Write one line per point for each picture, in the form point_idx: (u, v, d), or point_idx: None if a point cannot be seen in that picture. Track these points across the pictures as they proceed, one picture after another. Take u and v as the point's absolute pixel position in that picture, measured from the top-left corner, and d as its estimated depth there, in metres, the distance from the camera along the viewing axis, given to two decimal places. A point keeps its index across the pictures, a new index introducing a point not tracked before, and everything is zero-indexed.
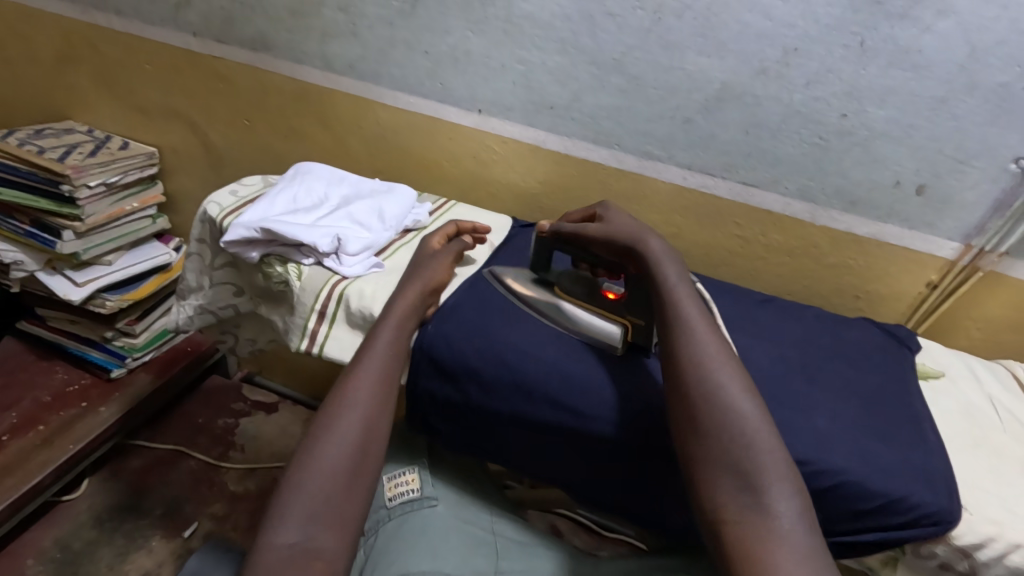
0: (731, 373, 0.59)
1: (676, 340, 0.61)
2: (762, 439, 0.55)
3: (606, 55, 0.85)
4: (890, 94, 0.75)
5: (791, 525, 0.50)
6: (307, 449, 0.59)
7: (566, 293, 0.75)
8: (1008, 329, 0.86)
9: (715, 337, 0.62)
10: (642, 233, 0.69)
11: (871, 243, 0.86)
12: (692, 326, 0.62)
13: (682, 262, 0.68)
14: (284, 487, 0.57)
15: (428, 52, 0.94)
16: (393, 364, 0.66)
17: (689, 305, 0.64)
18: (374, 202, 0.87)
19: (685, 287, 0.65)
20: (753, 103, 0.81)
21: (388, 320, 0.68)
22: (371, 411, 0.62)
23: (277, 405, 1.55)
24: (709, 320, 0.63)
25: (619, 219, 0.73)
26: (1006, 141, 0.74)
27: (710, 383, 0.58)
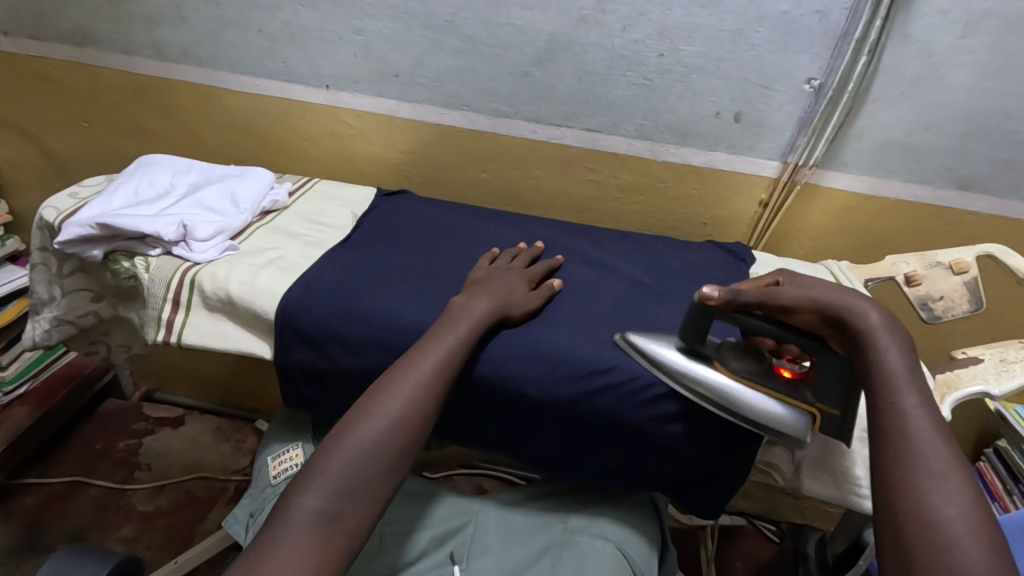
0: (976, 533, 0.44)
1: (898, 466, 0.49)
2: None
3: (437, 17, 0.86)
4: (695, 31, 0.82)
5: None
6: (354, 416, 0.57)
7: (730, 369, 0.63)
8: (832, 235, 0.97)
9: (960, 482, 0.48)
10: (851, 309, 0.59)
11: (707, 172, 0.94)
12: (925, 457, 0.49)
13: (914, 363, 0.56)
14: (319, 452, 0.55)
15: (262, 32, 0.92)
16: (454, 367, 0.61)
17: (925, 430, 0.51)
18: (226, 187, 0.85)
19: (922, 414, 0.52)
20: (580, 51, 0.86)
21: (460, 316, 0.65)
22: (416, 408, 0.58)
23: (183, 417, 1.48)
24: (956, 462, 0.49)
25: (810, 290, 0.61)
26: (797, 64, 0.82)
27: (931, 524, 0.45)
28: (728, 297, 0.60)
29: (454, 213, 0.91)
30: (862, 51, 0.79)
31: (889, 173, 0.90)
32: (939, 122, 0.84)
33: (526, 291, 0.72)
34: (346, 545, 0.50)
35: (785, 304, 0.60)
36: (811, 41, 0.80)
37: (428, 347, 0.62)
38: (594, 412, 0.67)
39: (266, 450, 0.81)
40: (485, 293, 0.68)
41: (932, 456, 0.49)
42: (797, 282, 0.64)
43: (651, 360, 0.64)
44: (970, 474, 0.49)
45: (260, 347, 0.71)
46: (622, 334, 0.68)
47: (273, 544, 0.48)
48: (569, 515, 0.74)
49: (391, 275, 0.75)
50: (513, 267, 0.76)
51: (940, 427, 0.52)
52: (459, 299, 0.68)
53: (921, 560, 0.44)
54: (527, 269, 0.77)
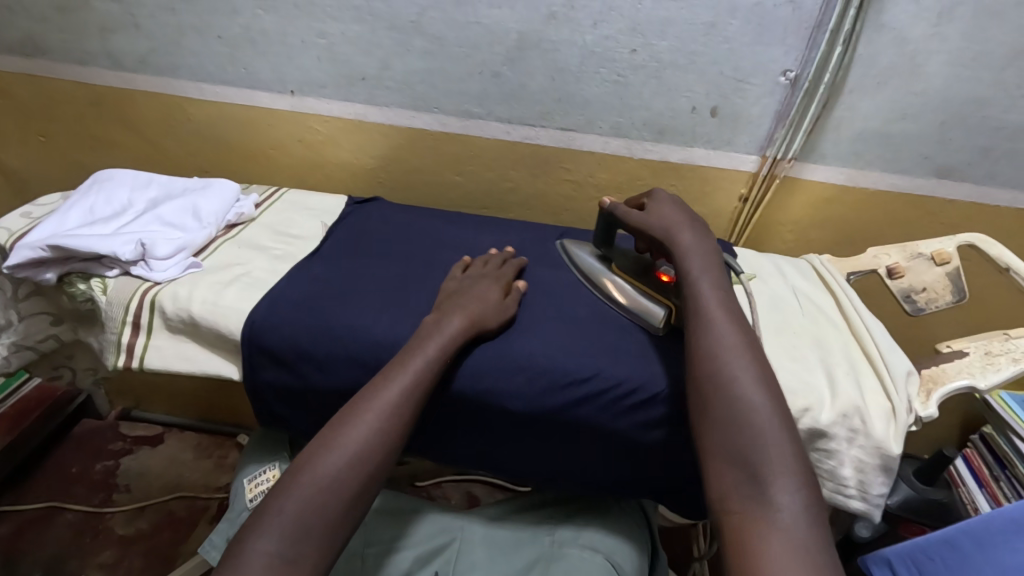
0: (749, 365, 0.54)
1: (695, 340, 0.57)
2: (775, 435, 0.49)
3: (402, 18, 0.83)
4: (668, 25, 0.80)
5: (795, 520, 0.44)
6: (314, 449, 0.54)
7: (619, 268, 0.76)
8: (812, 228, 0.96)
9: (737, 332, 0.57)
10: (673, 225, 0.67)
11: (686, 168, 0.92)
12: (716, 329, 0.57)
13: (714, 260, 0.64)
14: (276, 489, 0.52)
15: (221, 37, 0.89)
16: (421, 392, 0.59)
17: (715, 307, 0.59)
18: (188, 200, 0.81)
19: (715, 297, 0.60)
20: (551, 48, 0.83)
21: (430, 337, 0.62)
22: (380, 438, 0.55)
23: (161, 436, 1.44)
24: (744, 330, 0.57)
25: (666, 208, 0.70)
26: (772, 56, 0.80)
27: (723, 381, 0.53)
28: (615, 205, 0.73)
29: (429, 219, 0.88)
30: (836, 41, 0.78)
31: (867, 163, 0.89)
32: (916, 110, 0.83)
33: (499, 301, 0.69)
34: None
35: (634, 222, 0.70)
36: (785, 32, 0.78)
37: (394, 371, 0.59)
38: (574, 422, 0.65)
39: (242, 472, 0.77)
40: (459, 310, 0.66)
41: (722, 328, 0.57)
42: (662, 197, 0.72)
43: (570, 258, 0.81)
44: (751, 336, 0.57)
45: (228, 368, 0.69)
46: (563, 239, 0.85)
47: None
48: (556, 528, 0.72)
49: (361, 288, 0.72)
50: (487, 274, 0.73)
51: (725, 294, 0.61)
52: (432, 318, 0.66)
53: (715, 397, 0.53)
54: (504, 274, 0.74)
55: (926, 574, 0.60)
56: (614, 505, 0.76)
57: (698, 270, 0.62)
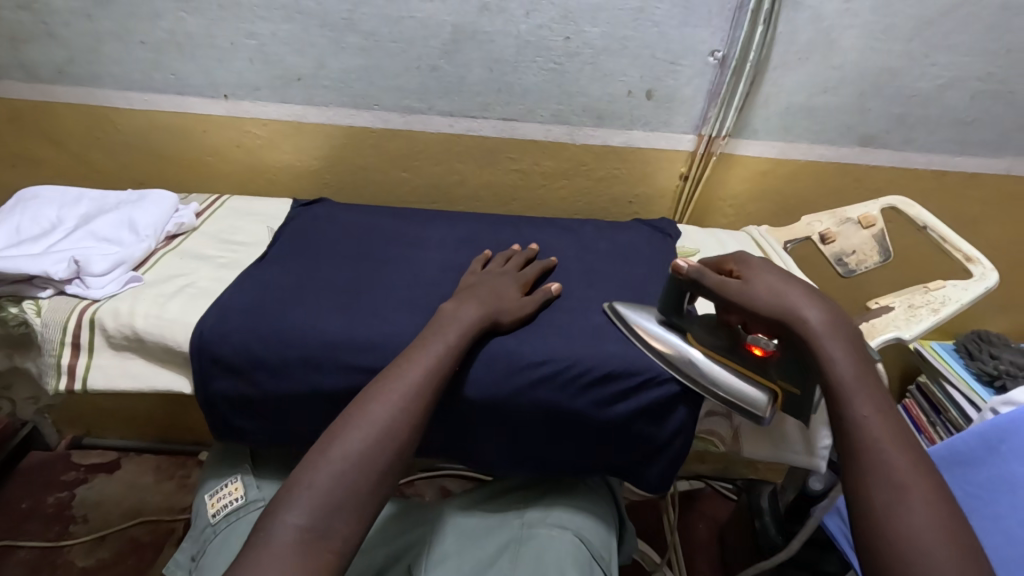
0: (942, 534, 0.44)
1: (856, 469, 0.50)
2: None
3: (333, 15, 0.82)
4: (598, 11, 0.81)
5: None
6: (344, 423, 0.54)
7: (699, 342, 0.66)
8: (750, 202, 1.01)
9: (922, 485, 0.47)
10: (796, 303, 0.59)
11: (626, 151, 0.95)
12: (882, 456, 0.49)
13: (861, 357, 0.56)
14: (304, 464, 0.52)
15: (145, 43, 0.86)
16: (444, 371, 0.60)
17: (882, 428, 0.51)
18: (122, 214, 0.78)
19: (879, 416, 0.52)
20: (486, 39, 0.84)
21: (448, 323, 0.63)
22: (405, 417, 0.55)
23: (119, 461, 1.38)
24: (916, 457, 0.49)
25: (781, 279, 0.61)
26: (699, 38, 0.83)
27: (902, 529, 0.45)
28: (698, 274, 0.62)
29: (378, 217, 0.88)
30: (758, 20, 0.81)
31: (797, 136, 0.93)
32: (836, 83, 0.87)
33: (517, 297, 0.70)
34: (332, 565, 0.47)
35: (736, 298, 0.60)
36: (711, 13, 0.81)
37: (419, 350, 0.60)
38: (532, 404, 0.66)
39: (202, 489, 0.75)
40: (472, 300, 0.67)
41: (891, 454, 0.49)
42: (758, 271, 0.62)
43: (626, 329, 0.69)
44: (928, 468, 0.49)
45: (177, 382, 0.67)
46: (610, 303, 0.73)
47: (254, 563, 0.45)
48: (525, 510, 0.74)
49: (312, 291, 0.71)
50: (505, 271, 0.74)
51: (905, 439, 0.51)
52: (449, 305, 0.67)
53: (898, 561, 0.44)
54: (521, 273, 0.75)
55: None
56: (578, 484, 0.78)
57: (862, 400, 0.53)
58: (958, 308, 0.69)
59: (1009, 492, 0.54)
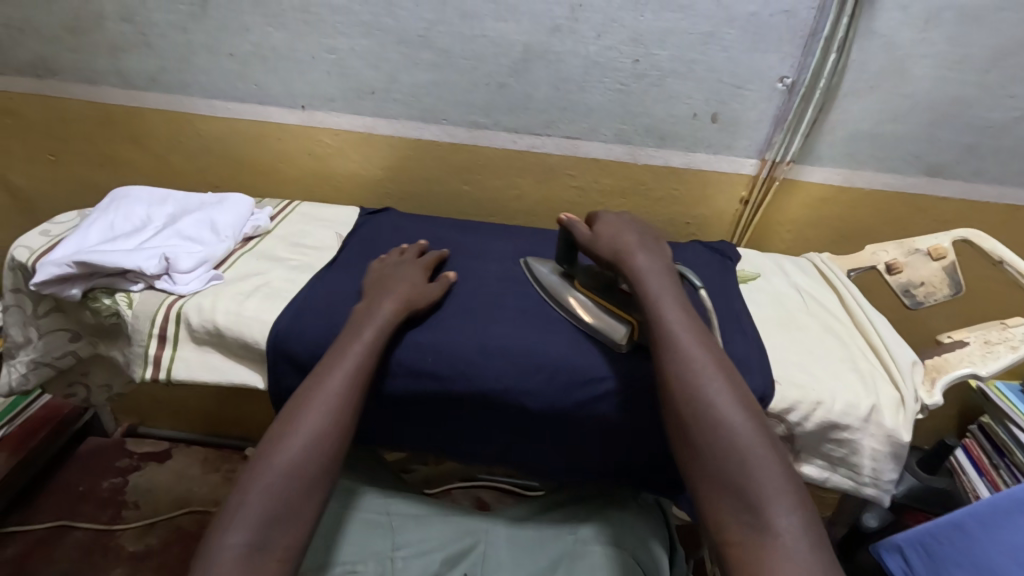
0: (730, 397, 0.56)
1: (667, 369, 0.58)
2: (765, 463, 0.52)
3: (410, 33, 0.86)
4: (668, 35, 0.83)
5: (796, 543, 0.48)
6: (265, 447, 0.57)
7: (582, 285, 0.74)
8: (810, 227, 1.00)
9: (711, 361, 0.58)
10: (628, 246, 0.68)
11: (687, 172, 0.95)
12: (688, 357, 0.58)
13: (673, 280, 0.66)
14: (234, 490, 0.55)
15: (232, 54, 0.91)
16: (360, 378, 0.62)
17: (684, 330, 0.60)
18: (204, 215, 0.83)
19: (683, 320, 0.61)
20: (555, 59, 0.86)
21: (365, 321, 0.65)
22: (331, 428, 0.59)
23: (169, 451, 1.43)
24: (712, 349, 0.60)
25: (623, 224, 0.72)
26: (769, 63, 0.84)
27: (711, 416, 0.55)
28: (568, 223, 0.73)
29: (440, 227, 0.90)
30: (830, 48, 0.81)
31: (862, 163, 0.92)
32: (905, 112, 0.86)
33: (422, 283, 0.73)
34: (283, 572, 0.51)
35: (586, 243, 0.71)
36: (781, 40, 0.82)
37: (332, 363, 0.62)
38: (592, 418, 0.67)
39: None
40: (389, 296, 0.68)
41: (691, 351, 0.59)
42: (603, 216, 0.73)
43: (533, 275, 0.79)
44: (718, 357, 0.60)
45: (253, 377, 0.70)
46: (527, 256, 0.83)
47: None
48: (578, 526, 0.74)
49: None
50: (404, 259, 0.77)
51: (693, 325, 0.61)
52: (364, 305, 0.68)
53: (696, 424, 0.55)
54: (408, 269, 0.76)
55: (932, 554, 0.64)
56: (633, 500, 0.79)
57: (661, 299, 0.63)
58: None
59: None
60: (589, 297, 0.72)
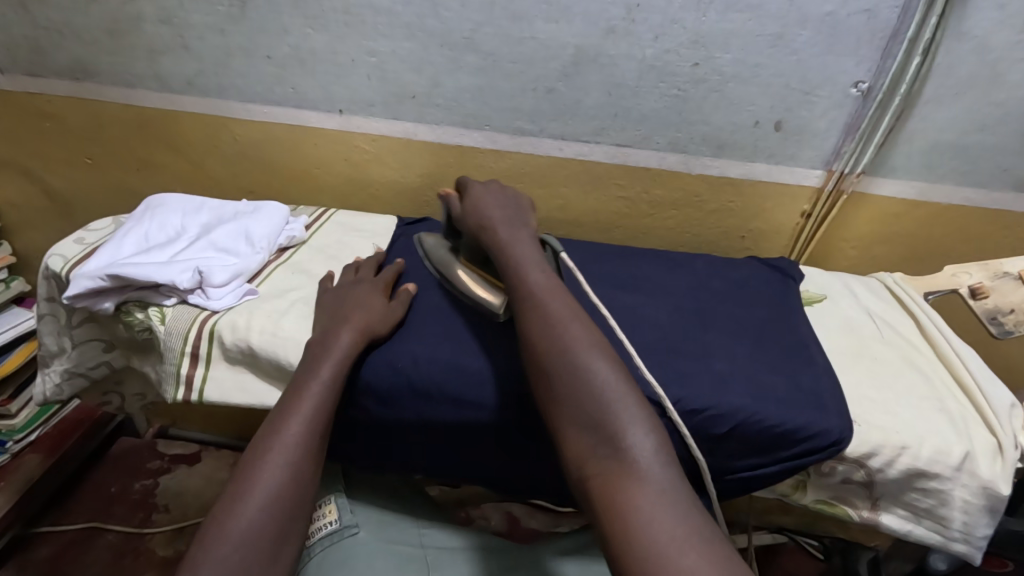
0: (588, 338, 0.55)
1: (530, 322, 0.57)
2: (626, 398, 0.51)
3: (454, 35, 0.81)
4: (733, 37, 0.76)
5: (651, 459, 0.47)
6: (223, 510, 0.52)
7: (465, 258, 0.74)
8: (878, 244, 0.92)
9: (568, 307, 0.58)
10: (492, 221, 0.68)
11: (745, 183, 0.89)
12: (549, 310, 0.57)
13: (534, 245, 0.66)
14: (186, 564, 0.49)
15: (269, 57, 0.87)
16: (322, 420, 0.59)
17: (545, 287, 0.60)
18: (239, 225, 0.80)
19: (545, 275, 0.61)
20: (609, 63, 0.81)
21: (324, 359, 0.61)
22: (291, 479, 0.55)
23: (199, 454, 1.37)
24: (569, 300, 0.59)
25: (489, 197, 0.72)
26: (843, 67, 0.77)
27: (569, 361, 0.53)
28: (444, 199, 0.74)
29: None
30: (915, 50, 0.74)
31: (941, 176, 0.84)
32: (994, 121, 0.78)
33: (382, 304, 0.68)
34: None
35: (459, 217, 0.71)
36: (858, 42, 0.75)
37: (293, 406, 0.58)
38: None
39: None
40: (348, 325, 0.64)
41: (548, 303, 0.58)
42: (475, 188, 0.73)
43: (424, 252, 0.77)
44: (573, 303, 0.59)
45: None
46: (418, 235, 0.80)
47: None
48: None
49: (418, 316, 0.69)
50: (360, 280, 0.72)
51: (552, 278, 0.61)
52: (320, 336, 0.64)
53: (558, 369, 0.53)
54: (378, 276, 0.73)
55: None
56: None
57: (522, 259, 0.63)
58: None
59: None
60: (469, 269, 0.71)
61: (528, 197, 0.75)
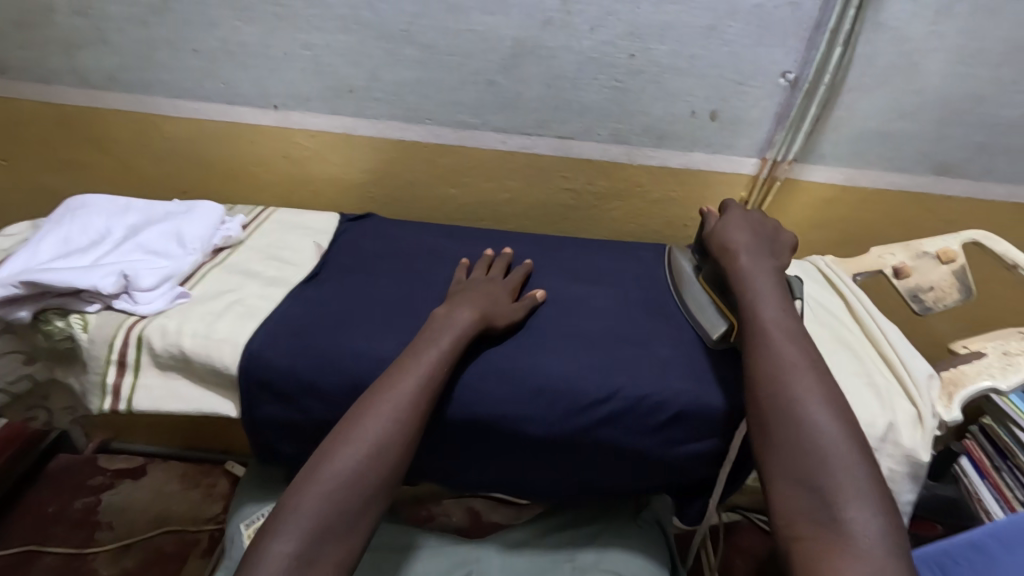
0: (816, 392, 0.54)
1: (755, 360, 0.57)
2: (845, 463, 0.49)
3: (390, 27, 0.80)
4: (667, 28, 0.78)
5: (871, 543, 0.45)
6: (328, 451, 0.54)
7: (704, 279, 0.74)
8: (813, 228, 0.96)
9: (803, 357, 0.57)
10: (738, 245, 0.69)
11: (686, 173, 0.91)
12: (786, 358, 0.56)
13: (774, 280, 0.65)
14: (292, 488, 0.52)
15: (198, 51, 0.84)
16: (435, 388, 0.58)
17: (779, 328, 0.59)
18: (169, 226, 0.76)
19: (782, 316, 0.60)
20: (547, 55, 0.81)
21: (440, 331, 0.62)
22: (399, 431, 0.55)
23: (145, 467, 1.26)
24: (810, 354, 0.57)
25: (738, 221, 0.72)
26: (772, 58, 0.79)
27: (796, 410, 0.53)
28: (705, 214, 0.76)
29: (427, 235, 0.85)
30: (836, 41, 0.77)
31: (867, 163, 0.88)
32: (913, 108, 0.83)
33: (509, 302, 0.69)
34: None
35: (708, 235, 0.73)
36: (786, 34, 0.77)
37: (409, 364, 0.58)
38: (596, 443, 0.62)
39: (242, 514, 0.75)
40: (466, 304, 0.65)
41: (783, 348, 0.57)
42: (732, 213, 0.74)
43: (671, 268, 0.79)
44: (813, 355, 0.58)
45: (224, 405, 0.64)
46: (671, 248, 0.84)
47: None
48: (575, 552, 0.71)
49: (363, 314, 0.68)
50: (493, 279, 0.72)
51: (797, 327, 0.60)
52: (442, 310, 0.65)
53: (777, 413, 0.53)
54: (507, 279, 0.74)
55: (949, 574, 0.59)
56: (634, 519, 0.75)
57: (756, 296, 0.63)
58: None
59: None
60: (704, 288, 0.72)
61: (793, 237, 0.72)
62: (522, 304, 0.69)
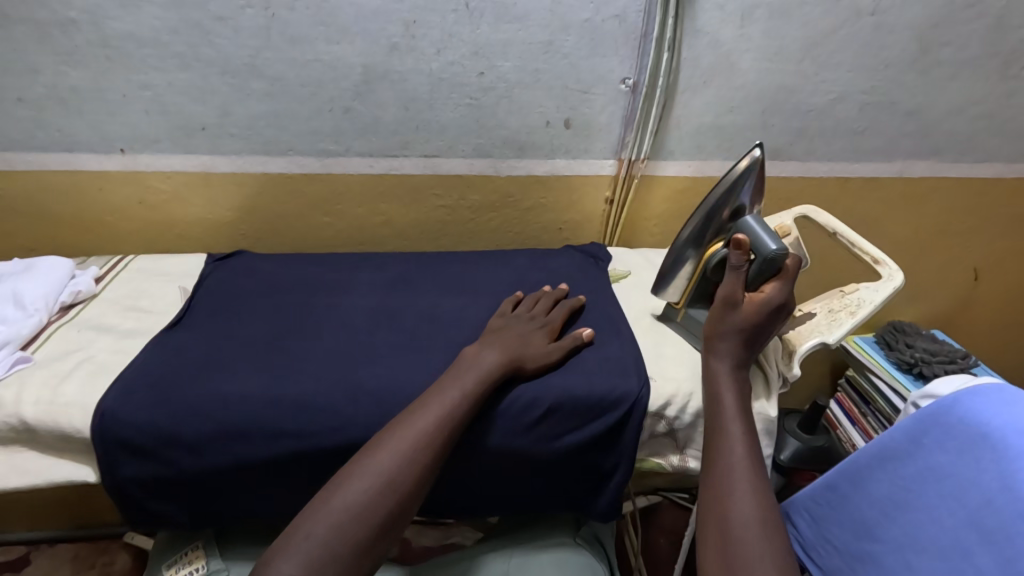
0: (753, 499, 0.54)
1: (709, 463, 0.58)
2: (743, 492, 0.54)
3: (234, 62, 0.79)
4: (509, 46, 0.82)
5: None
6: (341, 478, 0.53)
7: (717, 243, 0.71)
8: (675, 219, 1.03)
9: (752, 465, 0.57)
10: (731, 331, 0.65)
11: (551, 179, 0.96)
12: (731, 460, 0.57)
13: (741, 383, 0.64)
14: (307, 512, 0.51)
15: (24, 100, 0.79)
16: (455, 422, 0.57)
17: (733, 429, 0.60)
18: (6, 287, 0.71)
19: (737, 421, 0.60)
20: (398, 79, 0.83)
21: (460, 374, 0.61)
22: (413, 465, 0.54)
23: (28, 556, 1.09)
24: (750, 434, 0.60)
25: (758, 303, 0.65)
26: (610, 66, 0.86)
27: (728, 512, 0.53)
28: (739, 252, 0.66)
29: (301, 266, 0.84)
30: (662, 48, 0.84)
31: (711, 154, 0.97)
32: (741, 103, 0.92)
33: (544, 344, 0.68)
34: None
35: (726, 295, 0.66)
36: (617, 43, 0.84)
37: (431, 398, 0.59)
38: (476, 449, 0.63)
39: (161, 561, 0.73)
40: (498, 345, 0.65)
41: (730, 451, 0.58)
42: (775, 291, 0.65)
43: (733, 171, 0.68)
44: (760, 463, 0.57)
45: (77, 471, 0.60)
46: (761, 155, 0.67)
47: None
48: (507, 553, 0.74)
49: (230, 355, 0.66)
50: (534, 317, 0.72)
51: (750, 437, 0.59)
52: (470, 350, 0.65)
53: (715, 513, 0.53)
54: (549, 317, 0.73)
55: (817, 519, 0.65)
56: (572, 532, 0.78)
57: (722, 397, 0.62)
58: (873, 308, 0.71)
59: (1008, 405, 0.51)
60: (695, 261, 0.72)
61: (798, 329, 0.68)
62: (558, 347, 0.68)
